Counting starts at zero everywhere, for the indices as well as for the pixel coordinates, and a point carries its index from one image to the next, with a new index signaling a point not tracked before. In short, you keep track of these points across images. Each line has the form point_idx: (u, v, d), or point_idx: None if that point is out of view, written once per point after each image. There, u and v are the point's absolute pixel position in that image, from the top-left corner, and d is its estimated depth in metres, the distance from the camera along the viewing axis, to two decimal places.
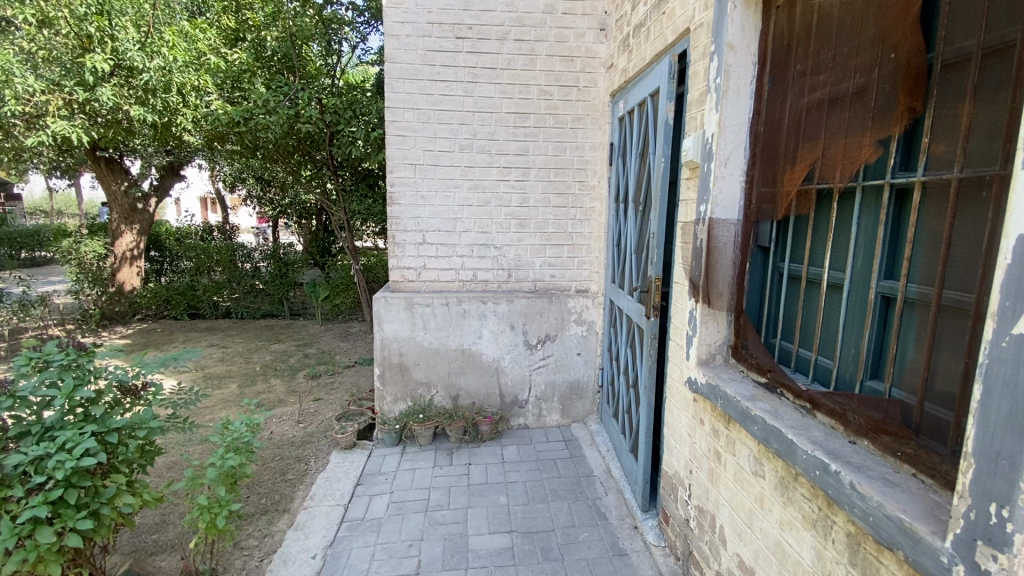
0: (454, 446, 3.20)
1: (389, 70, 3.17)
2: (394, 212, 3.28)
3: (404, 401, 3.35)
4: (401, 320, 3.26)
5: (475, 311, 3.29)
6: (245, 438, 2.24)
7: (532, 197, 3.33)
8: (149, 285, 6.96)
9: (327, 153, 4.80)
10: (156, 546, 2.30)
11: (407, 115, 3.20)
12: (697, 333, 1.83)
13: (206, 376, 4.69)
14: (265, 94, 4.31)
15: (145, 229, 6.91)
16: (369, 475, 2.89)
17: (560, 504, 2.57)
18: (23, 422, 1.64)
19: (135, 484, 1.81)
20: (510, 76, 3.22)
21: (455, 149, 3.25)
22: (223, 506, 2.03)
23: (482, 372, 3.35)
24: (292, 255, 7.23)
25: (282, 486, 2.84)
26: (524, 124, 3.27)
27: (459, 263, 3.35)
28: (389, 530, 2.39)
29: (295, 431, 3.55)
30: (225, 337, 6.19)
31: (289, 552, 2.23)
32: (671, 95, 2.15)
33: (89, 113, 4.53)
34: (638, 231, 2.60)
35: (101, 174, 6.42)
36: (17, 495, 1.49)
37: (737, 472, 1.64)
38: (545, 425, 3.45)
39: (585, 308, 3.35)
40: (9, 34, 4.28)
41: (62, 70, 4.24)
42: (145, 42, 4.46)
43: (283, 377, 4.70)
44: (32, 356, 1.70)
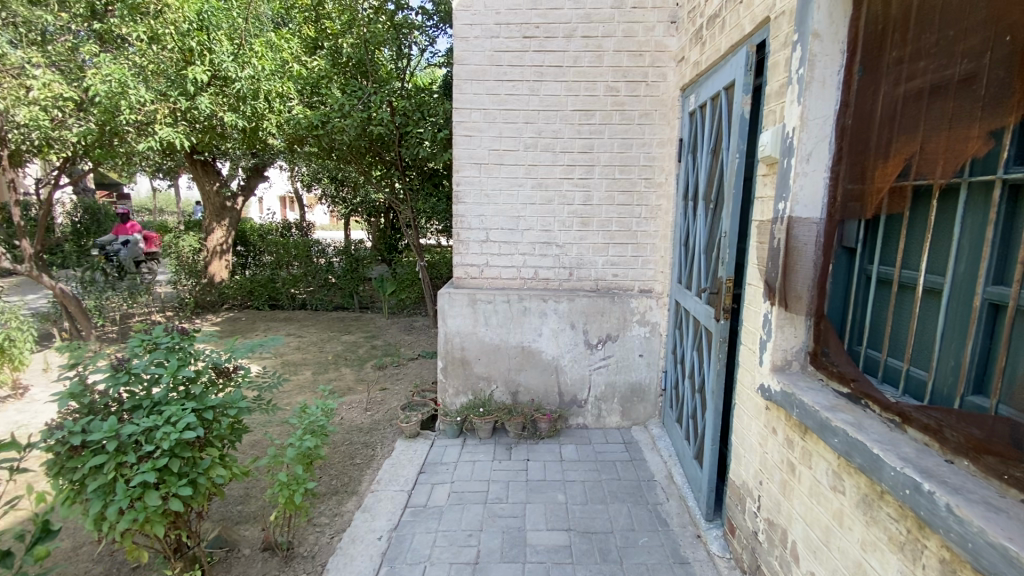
0: (512, 442, 3.25)
1: (457, 72, 3.26)
2: (459, 210, 3.37)
3: (465, 394, 3.43)
4: (464, 316, 3.34)
5: (536, 309, 3.30)
6: (320, 422, 2.38)
7: (596, 195, 3.29)
8: (235, 277, 7.56)
9: (396, 153, 5.04)
10: (240, 516, 2.51)
11: (474, 116, 3.28)
12: (773, 338, 1.74)
13: (284, 363, 5.04)
14: (341, 98, 4.61)
15: (232, 227, 7.48)
16: (430, 464, 2.99)
17: (618, 506, 2.54)
18: (136, 395, 1.84)
19: (226, 457, 1.98)
20: (577, 73, 3.20)
21: (519, 148, 3.28)
22: (300, 484, 2.19)
23: (541, 370, 3.36)
24: (362, 251, 7.63)
25: (351, 469, 3.01)
26: (589, 121, 3.24)
27: (521, 262, 3.38)
28: (450, 518, 2.46)
29: (363, 418, 3.74)
30: (301, 326, 6.62)
31: (357, 532, 2.36)
32: (748, 88, 2.06)
33: (190, 121, 4.92)
34: (707, 230, 2.51)
35: (198, 175, 7.04)
36: (131, 461, 1.68)
37: (813, 486, 1.55)
38: (604, 427, 3.41)
39: (648, 309, 3.27)
40: (122, 51, 4.61)
41: (168, 82, 4.62)
42: (238, 53, 4.81)
43: (353, 366, 4.96)
44: (144, 338, 1.92)
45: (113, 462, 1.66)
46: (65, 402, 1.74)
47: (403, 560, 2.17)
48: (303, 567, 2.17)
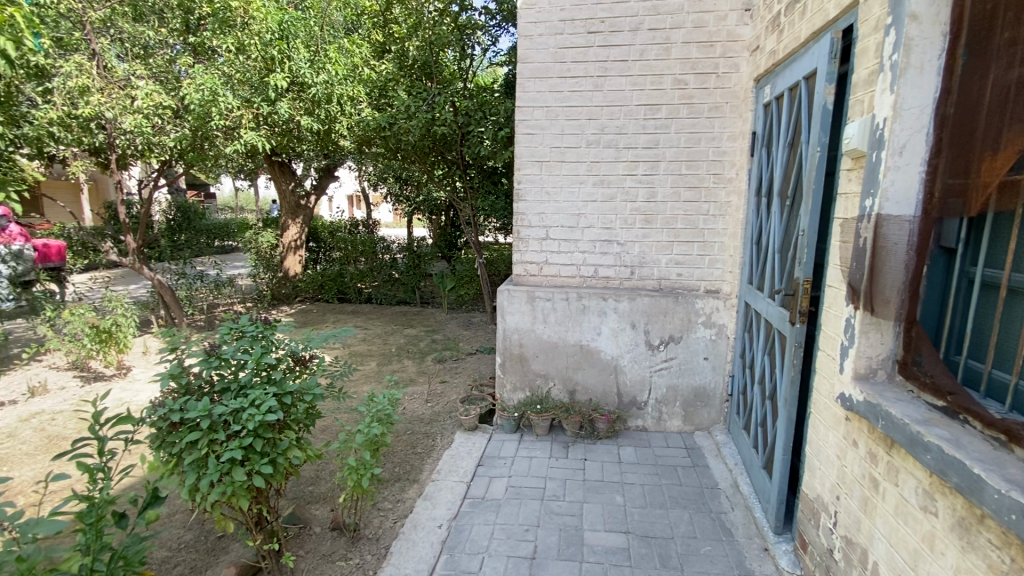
0: (569, 440, 3.24)
1: (521, 71, 3.29)
2: (520, 208, 3.39)
3: (522, 390, 3.45)
4: (523, 313, 3.36)
5: (595, 308, 3.27)
6: (386, 410, 2.48)
7: (660, 191, 3.20)
8: (308, 271, 8.01)
9: (457, 152, 5.15)
10: (311, 496, 2.68)
11: (536, 113, 3.29)
12: (855, 344, 1.62)
13: (351, 353, 5.30)
14: (407, 100, 4.82)
15: (305, 224, 7.92)
16: (488, 458, 3.04)
17: (679, 512, 2.47)
18: (225, 378, 2.01)
19: (302, 440, 2.12)
20: (642, 67, 3.13)
21: (581, 145, 3.25)
22: (367, 469, 2.30)
23: (600, 369, 3.32)
24: (424, 248, 7.89)
25: (413, 458, 3.12)
26: (655, 116, 3.15)
27: (581, 260, 3.35)
28: (508, 512, 2.50)
29: (424, 409, 3.86)
30: (367, 319, 6.93)
31: (419, 518, 2.45)
32: (832, 76, 1.93)
33: (270, 125, 5.23)
34: (783, 228, 2.39)
35: (276, 175, 7.52)
36: (220, 438, 1.83)
37: (899, 505, 1.44)
38: (665, 430, 3.33)
39: (715, 310, 3.16)
40: (212, 61, 5.01)
41: (252, 89, 4.96)
42: (314, 60, 5.09)
43: (414, 359, 5.13)
44: (232, 327, 2.08)
45: (206, 439, 1.82)
46: (166, 382, 1.91)
47: (462, 549, 2.23)
48: (369, 549, 2.29)
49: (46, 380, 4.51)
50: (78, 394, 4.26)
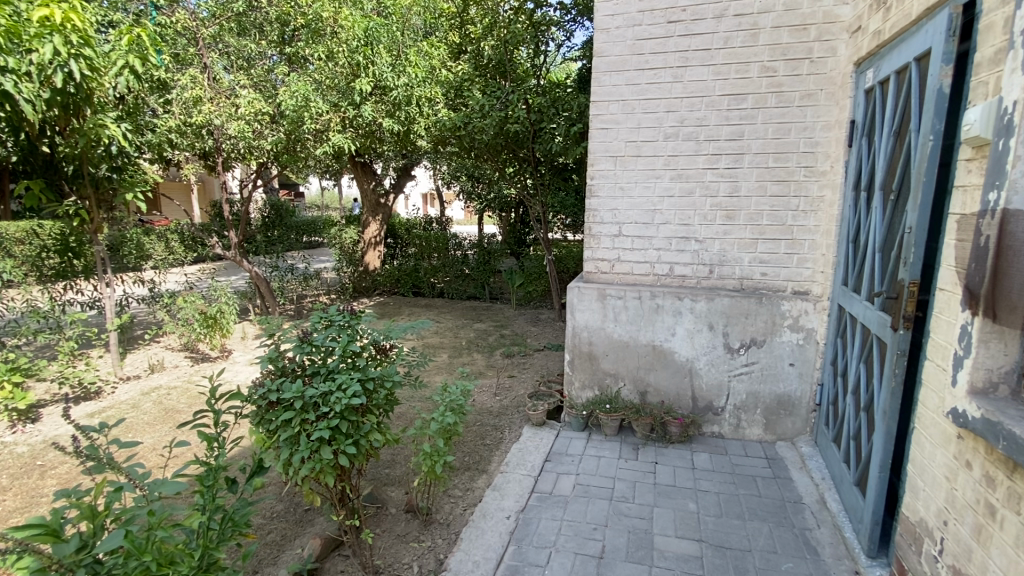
0: (640, 442, 3.17)
1: (596, 65, 3.24)
2: (593, 204, 3.36)
3: (591, 389, 3.41)
4: (593, 310, 3.32)
5: (670, 308, 3.16)
6: (458, 400, 2.56)
7: (744, 186, 3.04)
8: (386, 266, 8.38)
9: (529, 149, 5.18)
10: (388, 478, 2.83)
11: (611, 108, 3.24)
12: (972, 355, 1.46)
13: (424, 345, 5.52)
14: (482, 100, 4.91)
15: (384, 221, 8.28)
16: (556, 454, 3.05)
17: (758, 525, 2.34)
18: (315, 363, 2.16)
19: (382, 425, 2.24)
20: (727, 55, 2.98)
21: (658, 138, 3.16)
22: (440, 456, 2.39)
23: (673, 371, 3.22)
24: (494, 244, 8.05)
25: (482, 448, 3.21)
26: (739, 106, 2.99)
27: (656, 257, 3.26)
28: (575, 509, 2.50)
29: (493, 402, 3.94)
30: (439, 313, 7.18)
31: (488, 508, 2.51)
32: (950, 57, 1.74)
33: (355, 127, 5.49)
34: (886, 224, 2.19)
35: (359, 175, 7.90)
36: (311, 418, 1.98)
37: (1021, 537, 1.28)
38: (743, 438, 3.17)
39: (803, 313, 2.96)
40: (305, 69, 5.40)
41: (339, 94, 5.27)
42: (396, 63, 5.33)
43: (484, 352, 5.25)
44: (322, 315, 2.24)
45: (299, 418, 1.97)
46: (266, 364, 2.09)
47: (530, 542, 2.26)
48: (440, 534, 2.38)
49: (163, 358, 5.09)
50: (189, 373, 4.77)
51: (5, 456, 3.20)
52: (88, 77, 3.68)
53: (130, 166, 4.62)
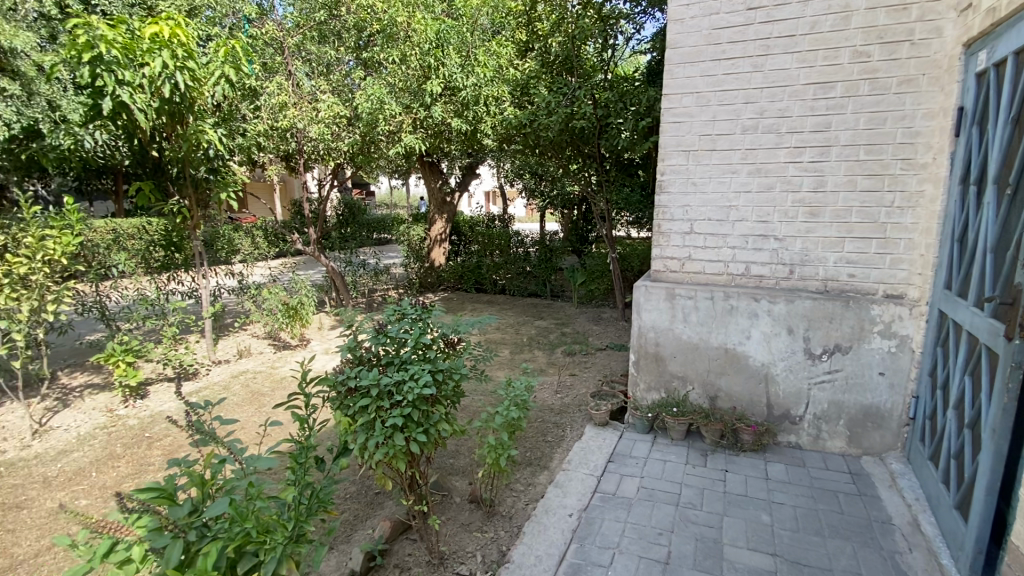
0: (708, 448, 3.05)
1: (669, 57, 3.15)
2: (662, 200, 3.26)
3: (657, 391, 3.32)
4: (661, 310, 3.23)
5: (744, 309, 3.02)
6: (523, 395, 2.59)
7: (830, 181, 2.84)
8: (450, 263, 8.59)
9: (596, 146, 5.14)
10: (453, 468, 2.91)
11: (685, 101, 3.13)
12: None
13: (487, 340, 5.61)
14: (548, 97, 4.91)
15: (449, 219, 8.49)
16: (620, 455, 3.00)
17: (840, 544, 2.19)
18: (389, 353, 2.27)
19: (450, 416, 2.31)
20: (814, 41, 2.79)
21: (735, 131, 3.01)
22: (505, 449, 2.43)
23: (747, 376, 3.07)
24: (556, 242, 8.04)
25: (544, 444, 3.22)
26: (827, 95, 2.80)
27: (730, 256, 3.11)
28: (639, 512, 2.45)
29: (554, 400, 3.94)
30: (501, 309, 7.27)
31: (551, 504, 2.52)
32: None
33: (425, 128, 5.67)
34: (1000, 222, 1.96)
35: (426, 175, 8.17)
36: (385, 405, 2.08)
37: None
38: (823, 451, 2.98)
39: (897, 318, 2.73)
40: (379, 72, 5.64)
41: (411, 96, 5.47)
42: (466, 64, 5.45)
43: (545, 350, 5.26)
44: (396, 308, 2.34)
45: (374, 405, 2.08)
46: (345, 353, 2.22)
47: (593, 542, 2.25)
48: (502, 526, 2.42)
49: (250, 345, 5.53)
50: (272, 358, 5.15)
51: (120, 427, 3.61)
52: (191, 86, 4.05)
53: (225, 168, 5.03)
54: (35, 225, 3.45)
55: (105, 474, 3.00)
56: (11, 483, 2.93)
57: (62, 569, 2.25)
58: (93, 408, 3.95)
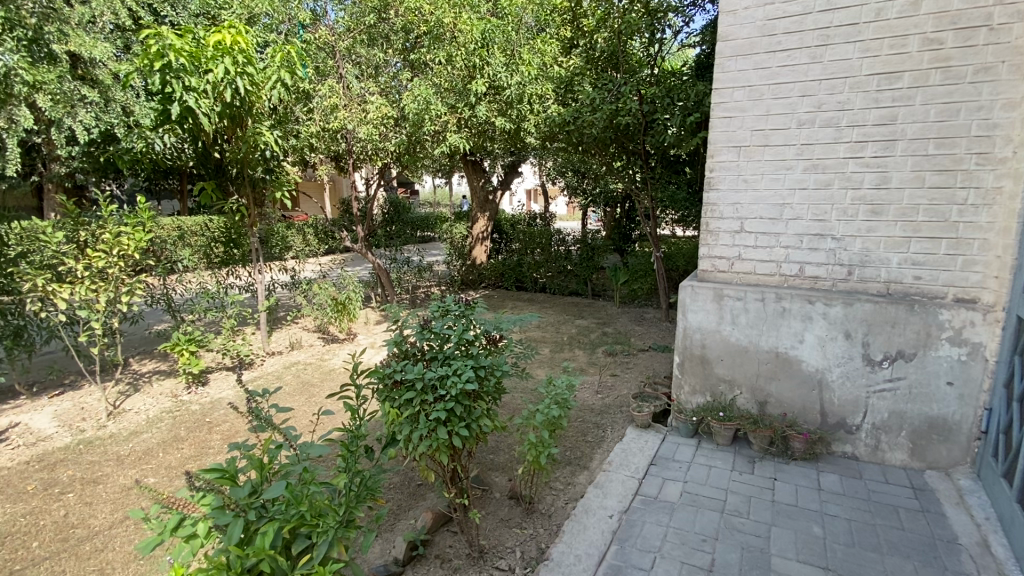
0: (756, 455, 2.95)
1: (720, 49, 3.05)
2: (711, 198, 3.17)
3: (703, 395, 3.22)
4: (708, 311, 3.14)
5: (797, 312, 2.90)
6: (564, 394, 2.58)
7: (895, 177, 2.67)
8: (491, 261, 8.65)
9: (641, 143, 5.06)
10: (492, 464, 2.95)
11: (736, 95, 3.03)
12: None
13: (527, 338, 5.63)
14: (592, 93, 4.87)
15: (492, 217, 8.54)
16: (662, 459, 2.95)
17: (900, 562, 2.07)
18: (433, 349, 2.32)
19: (491, 412, 2.34)
20: (878, 28, 2.63)
21: (791, 126, 2.89)
22: (545, 447, 2.43)
23: (799, 381, 2.95)
24: (598, 241, 7.95)
25: (584, 444, 3.20)
26: (893, 86, 2.64)
27: (782, 256, 2.99)
28: (682, 517, 2.40)
29: (595, 400, 3.91)
30: (541, 308, 7.27)
31: (590, 504, 2.51)
32: None
33: (469, 127, 5.72)
34: None
35: (469, 173, 8.28)
36: (428, 399, 2.13)
37: None
38: (882, 463, 2.82)
39: (968, 324, 2.56)
40: (426, 73, 5.75)
41: (456, 96, 5.52)
42: (510, 63, 5.47)
43: (586, 349, 5.22)
44: (441, 305, 2.39)
45: (419, 398, 2.13)
46: (391, 347, 2.29)
47: (633, 544, 2.22)
48: (542, 524, 2.43)
49: (300, 338, 5.77)
50: (321, 351, 5.35)
51: (184, 411, 3.86)
52: (251, 91, 4.27)
53: (280, 169, 5.27)
54: (112, 222, 3.73)
55: (170, 455, 3.22)
56: (89, 459, 3.19)
57: (133, 540, 2.44)
58: (160, 393, 4.24)
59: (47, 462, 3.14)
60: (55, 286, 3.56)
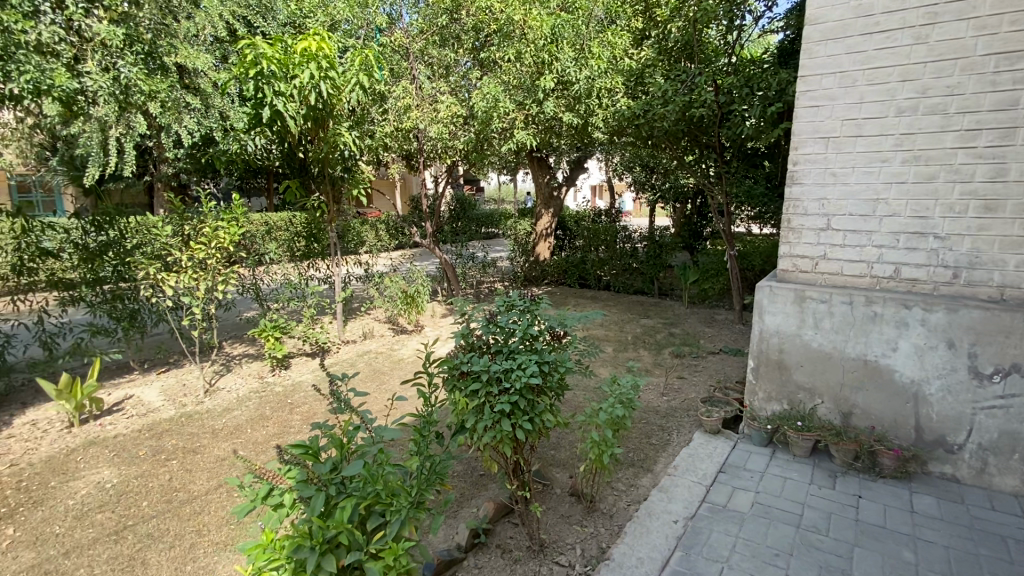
0: (837, 470, 2.75)
1: (808, 34, 2.85)
2: (795, 193, 2.97)
3: (779, 402, 3.04)
4: (787, 314, 2.95)
5: (891, 317, 2.66)
6: (629, 394, 2.54)
7: (1014, 169, 2.39)
8: (555, 257, 8.62)
9: (716, 136, 4.85)
10: (554, 459, 2.96)
11: (825, 82, 2.82)
12: None
13: (590, 336, 5.58)
14: (664, 85, 4.74)
15: (557, 213, 8.48)
16: (732, 467, 2.82)
17: None
18: (498, 343, 2.36)
19: (555, 408, 2.35)
20: (997, 3, 2.37)
21: (889, 114, 2.65)
22: (609, 446, 2.40)
23: (891, 392, 2.71)
24: (666, 238, 7.71)
25: (648, 446, 3.13)
26: (1014, 67, 2.35)
27: (875, 255, 2.76)
28: (753, 528, 2.29)
29: (660, 402, 3.81)
30: (605, 306, 7.16)
31: (654, 508, 2.45)
32: None
33: (537, 123, 5.72)
34: None
35: (534, 170, 8.23)
36: (494, 392, 2.18)
37: None
38: (988, 487, 2.54)
39: None
40: (495, 71, 5.83)
41: (525, 92, 5.52)
42: (580, 58, 5.39)
43: (651, 350, 5.08)
44: (506, 300, 2.43)
45: (484, 390, 2.18)
46: (459, 339, 2.36)
47: (699, 552, 2.15)
48: (603, 523, 2.41)
49: (372, 328, 6.06)
50: (391, 341, 5.59)
51: (269, 392, 4.19)
52: (333, 94, 4.51)
53: (358, 168, 5.53)
54: (211, 217, 4.11)
55: (257, 431, 3.50)
56: (189, 431, 3.55)
57: (225, 506, 2.68)
58: (249, 374, 4.63)
59: (155, 431, 3.53)
60: (163, 274, 3.95)
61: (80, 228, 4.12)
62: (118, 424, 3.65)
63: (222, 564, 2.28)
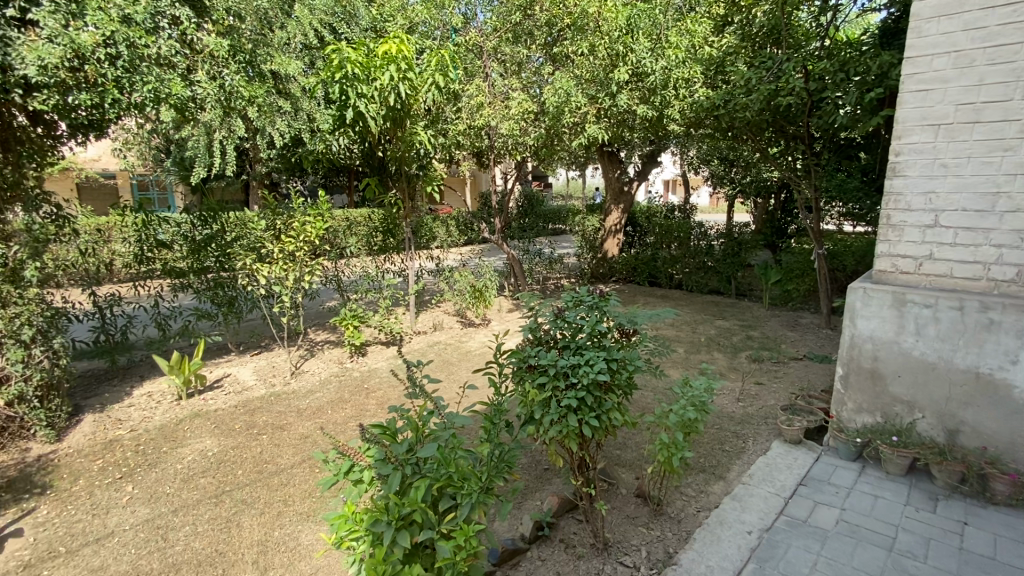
0: (939, 491, 2.49)
1: (917, 11, 2.58)
2: (896, 186, 2.71)
3: (871, 414, 2.80)
4: (883, 318, 2.71)
5: (1011, 325, 2.37)
6: (702, 397, 2.45)
7: None
8: (624, 254, 8.42)
9: (805, 125, 4.53)
10: (619, 459, 2.91)
11: (937, 63, 2.54)
12: None
13: (659, 336, 5.41)
14: (747, 73, 4.43)
15: (627, 209, 8.21)
16: (815, 480, 2.64)
17: None
18: (566, 338, 2.36)
19: (622, 406, 2.31)
20: None
21: (1015, 97, 2.35)
22: (678, 449, 2.33)
23: (1008, 410, 2.42)
24: (746, 235, 7.29)
25: (720, 453, 3.00)
26: None
27: (993, 256, 2.46)
28: (837, 547, 2.14)
29: (735, 408, 3.62)
30: (676, 305, 6.90)
31: (726, 516, 2.35)
32: None
33: (610, 117, 5.60)
34: None
35: (605, 164, 8.08)
36: (561, 386, 2.18)
37: None
38: None
39: None
40: (568, 65, 5.79)
41: (597, 86, 5.41)
42: (656, 47, 5.15)
43: (726, 353, 4.84)
44: (574, 295, 2.42)
45: (552, 384, 2.19)
46: (527, 333, 2.39)
47: (775, 566, 2.04)
48: (670, 528, 2.34)
49: (442, 320, 6.25)
50: (460, 334, 5.74)
51: (347, 377, 4.46)
52: (411, 94, 4.70)
53: (431, 166, 5.70)
54: (300, 213, 4.44)
55: (337, 413, 3.75)
56: (277, 409, 3.86)
57: (308, 480, 2.90)
58: (329, 360, 4.94)
59: (249, 408, 3.88)
60: (258, 265, 4.32)
61: (189, 222, 4.59)
62: (218, 400, 4.05)
63: (304, 532, 2.47)
